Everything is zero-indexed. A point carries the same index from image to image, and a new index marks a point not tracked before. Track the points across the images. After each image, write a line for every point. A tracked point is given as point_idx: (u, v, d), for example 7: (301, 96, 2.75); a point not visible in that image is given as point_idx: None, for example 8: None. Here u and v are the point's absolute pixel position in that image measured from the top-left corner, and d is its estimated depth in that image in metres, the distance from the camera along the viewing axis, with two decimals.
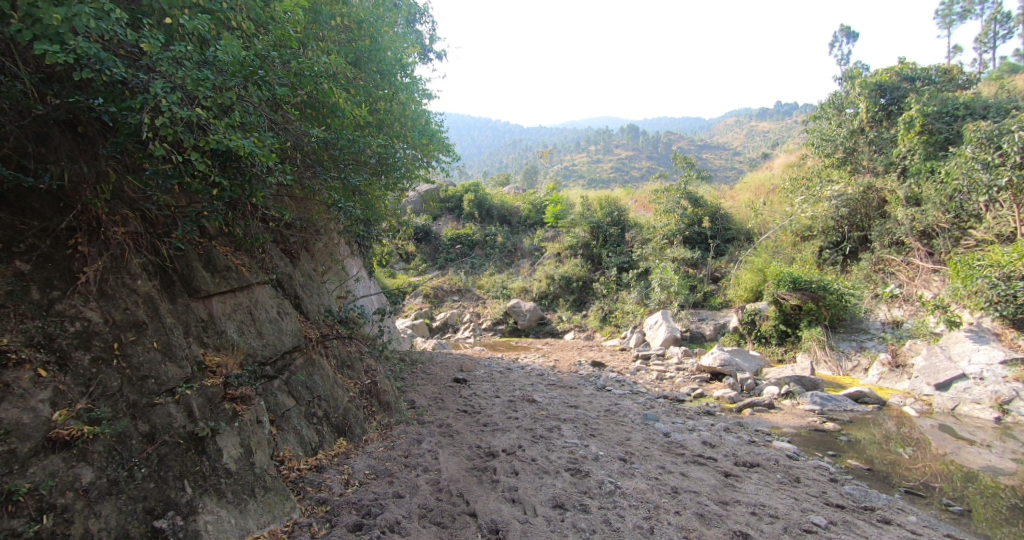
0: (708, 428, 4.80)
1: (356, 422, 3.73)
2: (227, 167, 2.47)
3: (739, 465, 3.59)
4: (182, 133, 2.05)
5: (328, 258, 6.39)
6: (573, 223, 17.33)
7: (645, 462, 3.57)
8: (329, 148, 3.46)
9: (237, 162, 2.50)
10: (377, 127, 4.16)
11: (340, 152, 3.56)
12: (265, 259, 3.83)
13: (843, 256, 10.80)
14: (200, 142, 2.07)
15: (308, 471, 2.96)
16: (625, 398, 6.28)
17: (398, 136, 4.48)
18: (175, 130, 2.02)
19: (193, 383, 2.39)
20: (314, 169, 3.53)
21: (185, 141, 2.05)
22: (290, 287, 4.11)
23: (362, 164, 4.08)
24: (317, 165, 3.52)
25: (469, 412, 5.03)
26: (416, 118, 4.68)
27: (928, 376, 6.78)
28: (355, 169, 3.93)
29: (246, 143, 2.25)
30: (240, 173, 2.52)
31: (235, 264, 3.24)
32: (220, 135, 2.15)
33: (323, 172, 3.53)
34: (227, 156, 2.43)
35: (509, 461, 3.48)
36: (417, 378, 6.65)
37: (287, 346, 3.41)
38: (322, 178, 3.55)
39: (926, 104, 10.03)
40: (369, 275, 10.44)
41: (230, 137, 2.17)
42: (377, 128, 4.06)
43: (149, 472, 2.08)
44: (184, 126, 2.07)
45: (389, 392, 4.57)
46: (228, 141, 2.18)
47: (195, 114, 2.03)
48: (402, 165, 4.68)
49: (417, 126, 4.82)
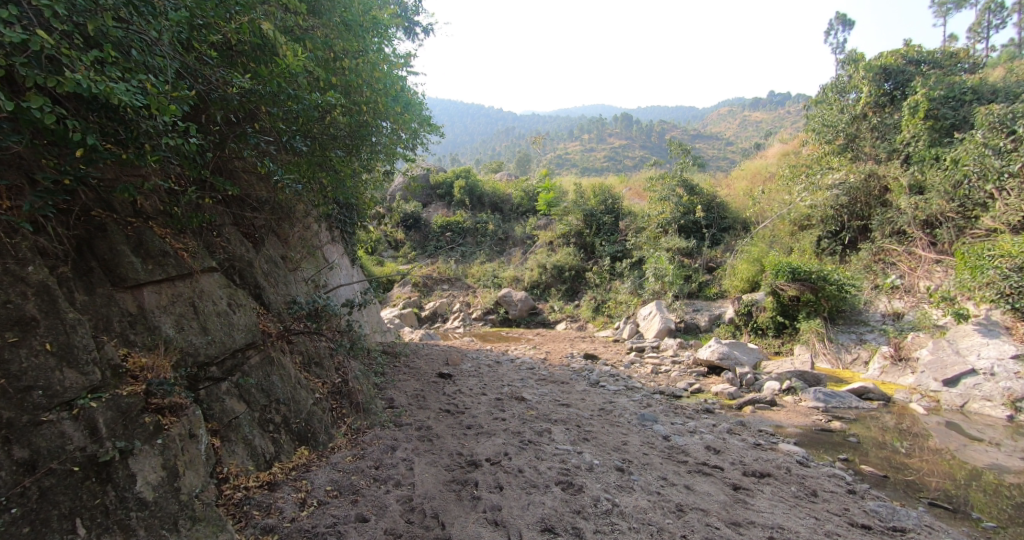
0: (710, 429, 4.45)
1: (321, 427, 3.32)
2: (105, 124, 2.02)
3: (749, 476, 3.23)
4: (21, 66, 1.64)
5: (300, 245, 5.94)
6: (565, 211, 16.92)
7: (645, 472, 3.21)
8: (274, 106, 2.97)
9: (119, 113, 2.03)
10: (343, 91, 3.64)
11: (291, 113, 3.09)
12: (213, 243, 3.36)
13: (841, 246, 10.51)
14: (48, 82, 1.66)
15: (257, 490, 2.56)
16: (620, 394, 5.92)
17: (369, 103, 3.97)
18: (7, 60, 1.62)
19: (101, 393, 1.98)
20: (243, 131, 3.06)
21: (26, 79, 1.64)
22: (249, 275, 3.67)
23: (323, 131, 3.57)
24: (246, 125, 3.07)
25: (452, 411, 4.64)
26: (391, 84, 4.17)
27: (934, 370, 6.46)
28: (307, 136, 3.46)
29: (125, 88, 1.84)
30: (122, 129, 2.05)
31: (174, 248, 2.79)
32: (84, 73, 1.73)
33: (253, 134, 3.07)
34: (102, 104, 1.97)
35: (492, 473, 3.10)
36: (399, 373, 6.25)
37: (239, 343, 2.98)
38: (251, 142, 3.08)
39: (932, 88, 9.67)
40: (353, 263, 10.02)
41: (96, 78, 1.75)
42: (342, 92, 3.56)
43: (23, 512, 1.67)
44: (26, 56, 1.68)
45: (363, 392, 4.15)
46: (96, 82, 1.75)
47: (39, 39, 1.63)
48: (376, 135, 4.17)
49: (393, 93, 4.31)
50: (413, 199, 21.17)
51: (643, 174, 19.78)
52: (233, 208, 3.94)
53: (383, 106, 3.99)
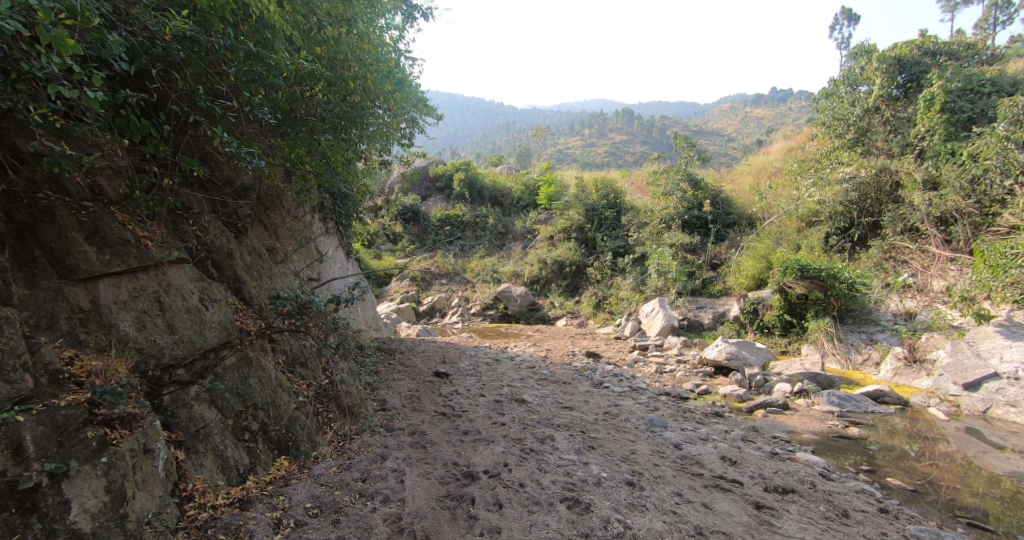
0: (724, 437, 4.17)
1: (304, 435, 3.03)
2: None
3: (772, 493, 2.96)
4: None
5: (290, 236, 5.64)
6: (567, 205, 16.61)
7: (657, 487, 2.94)
8: (248, 79, 2.73)
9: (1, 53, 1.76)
10: (326, 64, 3.28)
11: (268, 85, 2.85)
12: (186, 231, 3.08)
13: (850, 243, 10.24)
14: None
15: (225, 510, 2.29)
16: (625, 396, 5.64)
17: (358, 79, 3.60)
18: None
19: (32, 404, 1.73)
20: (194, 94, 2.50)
21: None
22: (228, 268, 3.38)
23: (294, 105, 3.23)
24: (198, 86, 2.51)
25: (448, 415, 4.36)
26: (382, 58, 3.82)
27: (954, 374, 6.20)
28: (286, 117, 3.26)
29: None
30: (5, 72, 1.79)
31: (137, 235, 2.49)
32: None
33: (205, 99, 2.50)
34: None
35: (490, 488, 2.83)
36: (393, 372, 5.97)
37: (212, 342, 2.67)
38: (203, 107, 2.51)
39: (949, 80, 9.36)
40: (349, 257, 9.73)
41: None
42: (328, 73, 3.29)
43: None
44: None
45: (353, 394, 3.86)
46: None
47: None
48: (365, 113, 3.83)
49: (383, 69, 3.94)
50: (412, 192, 20.85)
51: (646, 169, 19.43)
52: (212, 194, 3.64)
53: (373, 83, 3.67)
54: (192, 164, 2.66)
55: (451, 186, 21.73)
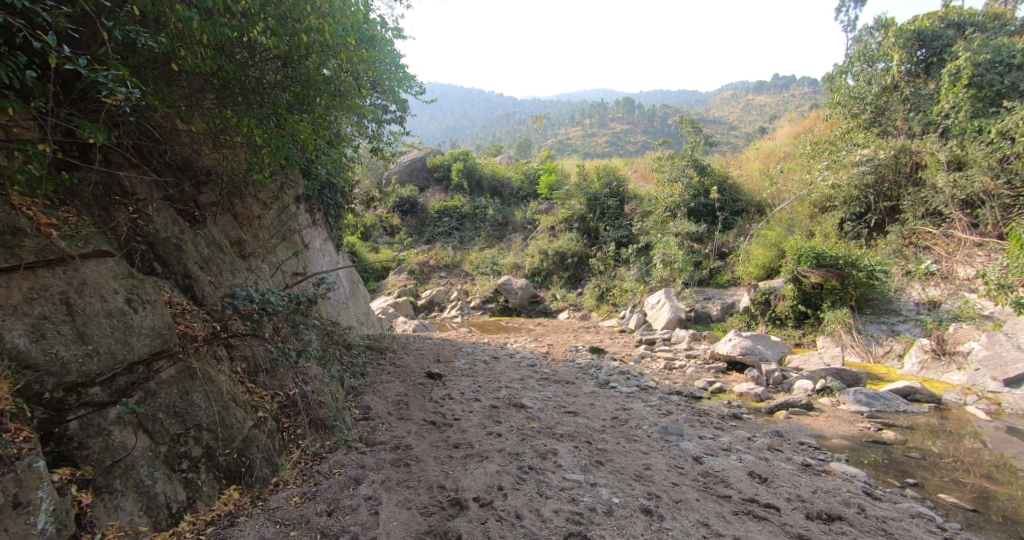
0: (747, 446, 3.71)
1: (261, 457, 2.57)
2: None
3: (816, 524, 2.53)
4: None
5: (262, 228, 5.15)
6: (568, 194, 16.08)
7: (679, 516, 2.50)
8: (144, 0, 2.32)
9: None
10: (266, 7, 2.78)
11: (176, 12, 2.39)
12: (117, 219, 2.62)
13: (867, 229, 9.74)
14: None
15: None
16: (634, 398, 5.19)
17: (318, 31, 3.06)
18: None
19: None
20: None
21: None
22: (176, 261, 2.92)
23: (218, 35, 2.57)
24: None
25: (438, 424, 3.91)
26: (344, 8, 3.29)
27: (993, 368, 5.74)
28: (229, 83, 2.94)
29: None
30: None
31: (40, 226, 2.05)
32: None
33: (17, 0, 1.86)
34: None
35: (480, 521, 2.37)
36: (381, 374, 5.52)
37: (141, 351, 2.21)
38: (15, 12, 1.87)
39: (977, 52, 8.78)
40: (339, 250, 9.28)
41: None
42: (273, 23, 2.83)
43: None
44: None
45: (328, 405, 3.39)
46: None
47: None
48: (331, 71, 3.32)
49: (347, 22, 3.41)
50: (410, 183, 20.35)
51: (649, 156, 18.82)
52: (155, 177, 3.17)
53: (330, 35, 3.08)
54: (91, 129, 2.20)
55: (450, 176, 21.23)
